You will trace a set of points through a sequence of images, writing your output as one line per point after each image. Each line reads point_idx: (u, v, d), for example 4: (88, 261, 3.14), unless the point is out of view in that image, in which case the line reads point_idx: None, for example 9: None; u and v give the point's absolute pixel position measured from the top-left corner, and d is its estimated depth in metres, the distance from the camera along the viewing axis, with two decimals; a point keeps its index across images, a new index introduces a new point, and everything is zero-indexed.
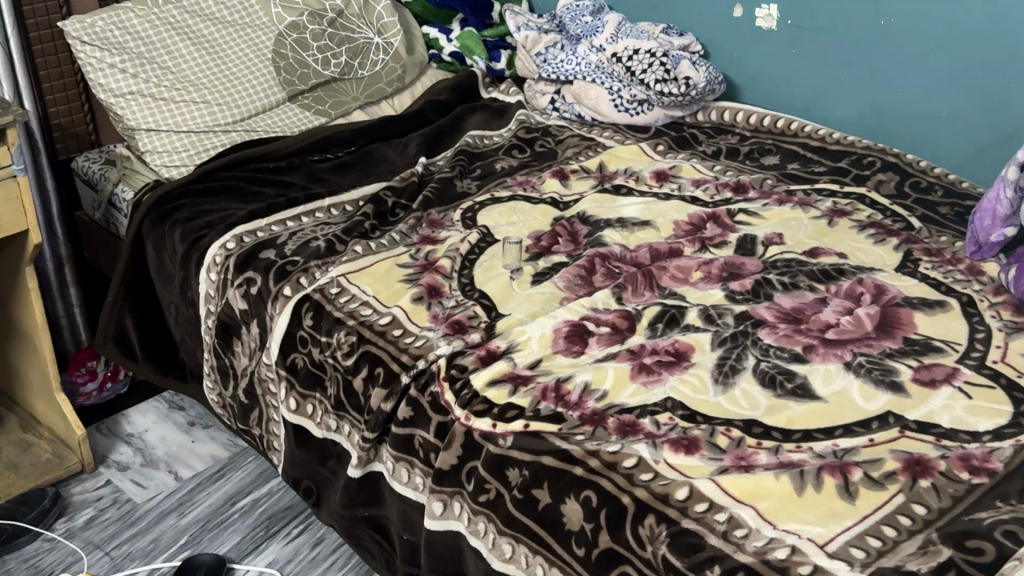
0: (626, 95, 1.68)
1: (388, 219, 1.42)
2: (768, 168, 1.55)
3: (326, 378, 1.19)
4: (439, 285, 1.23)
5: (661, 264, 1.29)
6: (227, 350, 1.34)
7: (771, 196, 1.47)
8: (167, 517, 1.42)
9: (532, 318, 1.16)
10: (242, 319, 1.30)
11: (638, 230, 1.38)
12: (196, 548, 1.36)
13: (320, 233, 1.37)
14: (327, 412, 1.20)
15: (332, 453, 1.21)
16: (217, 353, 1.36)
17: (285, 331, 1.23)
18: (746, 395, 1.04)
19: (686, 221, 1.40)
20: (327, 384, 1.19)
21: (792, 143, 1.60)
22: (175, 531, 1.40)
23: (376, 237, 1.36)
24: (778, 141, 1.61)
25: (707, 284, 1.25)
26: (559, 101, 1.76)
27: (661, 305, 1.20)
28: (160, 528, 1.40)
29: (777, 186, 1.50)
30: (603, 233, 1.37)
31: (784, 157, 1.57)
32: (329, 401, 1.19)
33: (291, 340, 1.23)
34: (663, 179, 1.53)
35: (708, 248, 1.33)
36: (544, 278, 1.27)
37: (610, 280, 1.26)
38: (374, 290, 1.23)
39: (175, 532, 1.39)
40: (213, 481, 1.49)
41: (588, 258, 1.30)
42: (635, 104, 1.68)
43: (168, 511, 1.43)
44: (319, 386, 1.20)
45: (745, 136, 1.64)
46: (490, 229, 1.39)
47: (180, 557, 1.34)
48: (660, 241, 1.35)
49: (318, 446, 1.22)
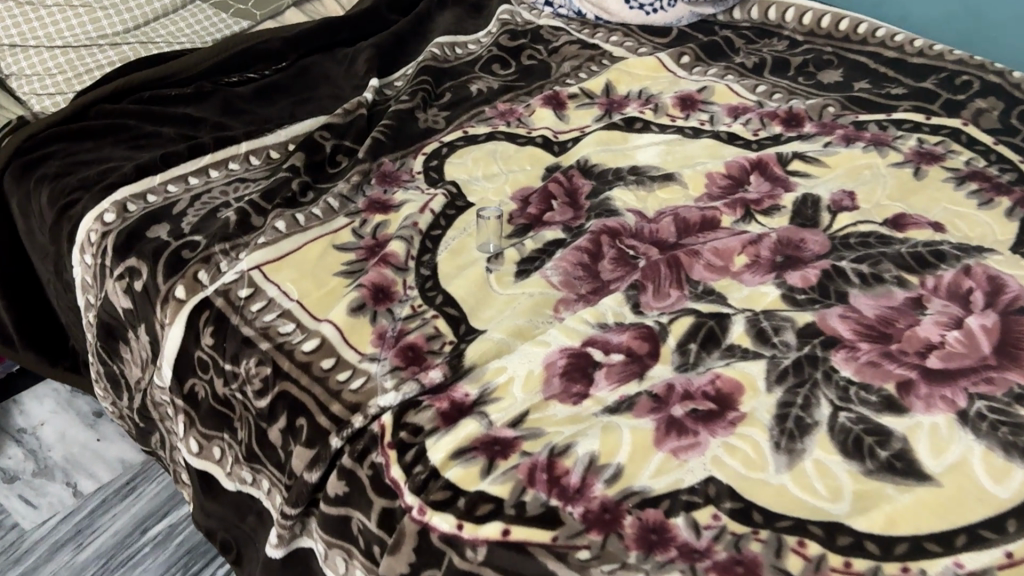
0: None
1: (325, 177, 1.09)
2: (828, 88, 1.20)
3: (236, 420, 0.90)
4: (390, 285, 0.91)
5: (691, 246, 0.96)
6: (114, 357, 1.05)
7: (834, 130, 1.13)
8: (61, 550, 1.16)
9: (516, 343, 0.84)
10: (127, 321, 1.00)
11: (658, 186, 1.05)
12: None
13: (231, 195, 1.05)
14: (239, 462, 0.90)
15: (253, 510, 0.91)
16: (102, 359, 1.06)
17: (179, 347, 0.93)
18: (823, 472, 0.72)
19: (721, 177, 1.06)
20: (236, 426, 0.90)
21: (859, 53, 1.24)
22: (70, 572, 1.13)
23: (305, 206, 1.03)
24: (839, 50, 1.25)
25: (756, 278, 0.92)
26: None
27: (695, 314, 0.87)
28: (51, 567, 1.14)
29: (842, 116, 1.15)
30: (611, 192, 1.04)
31: (848, 72, 1.22)
32: (240, 449, 0.89)
33: (188, 361, 0.93)
34: (691, 107, 1.18)
35: (754, 217, 1.00)
36: (532, 271, 0.94)
37: (624, 274, 0.93)
38: (300, 293, 0.91)
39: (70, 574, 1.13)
40: (119, 500, 1.23)
41: (592, 238, 0.96)
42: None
43: (63, 543, 1.18)
44: (227, 428, 0.91)
45: (795, 42, 1.29)
46: (458, 184, 1.06)
47: None
48: (685, 206, 1.02)
49: (233, 500, 0.93)
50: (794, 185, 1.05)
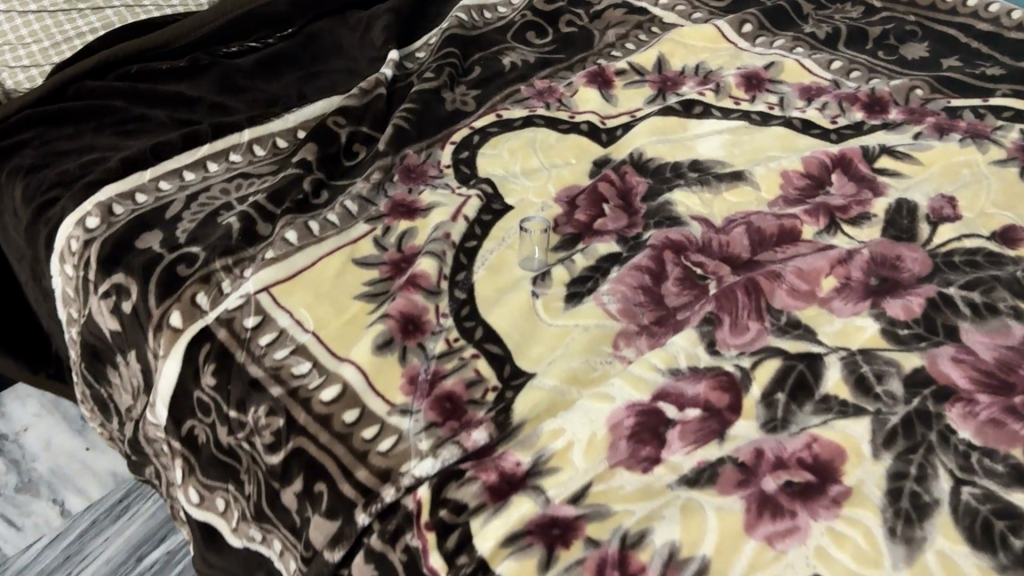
0: None
1: (338, 174, 1.05)
2: (912, 65, 1.15)
3: (243, 473, 0.84)
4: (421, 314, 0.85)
5: (770, 268, 0.87)
6: (101, 380, 1.01)
7: (922, 118, 1.05)
8: None
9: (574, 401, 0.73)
10: (115, 345, 0.96)
11: (726, 189, 0.99)
12: None
13: (233, 194, 1.00)
14: (247, 520, 0.83)
15: (261, 568, 0.84)
16: (89, 382, 1.03)
17: (177, 384, 0.87)
18: (950, 570, 0.60)
19: (798, 187, 0.98)
20: (243, 478, 0.83)
21: (942, 26, 1.20)
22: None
23: (319, 209, 0.99)
24: (919, 20, 1.22)
25: (849, 307, 0.82)
26: None
27: (782, 358, 0.76)
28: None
29: (929, 101, 1.08)
30: (671, 194, 0.99)
31: (932, 47, 1.17)
32: (248, 505, 0.83)
33: (185, 402, 0.87)
34: (756, 87, 1.12)
35: (839, 228, 0.92)
36: (584, 295, 0.87)
37: (693, 303, 0.85)
38: (315, 324, 0.85)
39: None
40: (111, 522, 1.23)
41: (653, 256, 0.90)
42: None
43: (53, 570, 1.18)
44: (232, 479, 0.85)
45: (871, 9, 1.26)
46: (494, 182, 1.02)
47: None
48: (755, 213, 0.96)
49: (238, 557, 0.86)
50: (884, 188, 0.96)
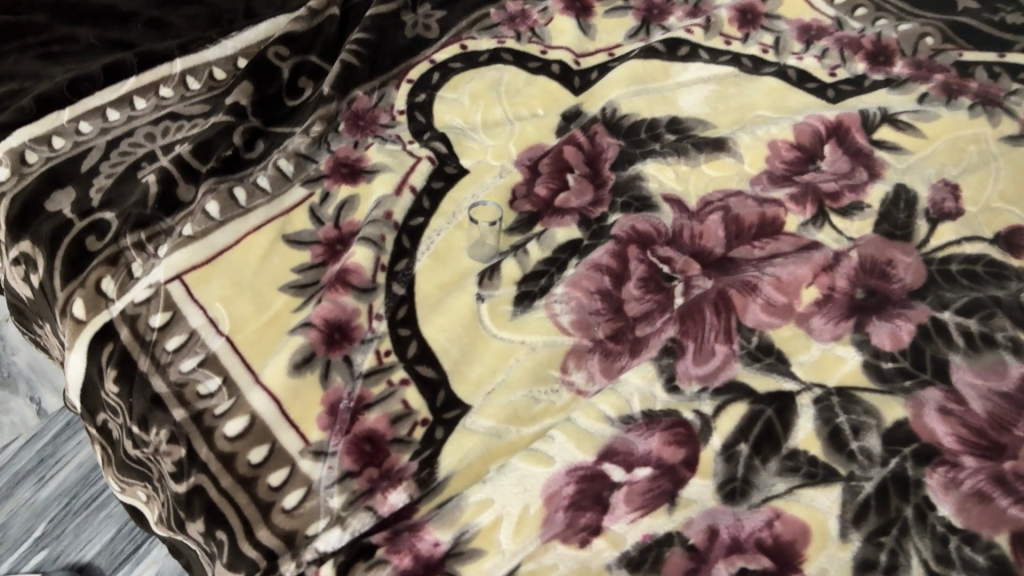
0: None
1: (275, 119, 0.94)
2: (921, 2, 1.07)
3: (156, 480, 0.78)
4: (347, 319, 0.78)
5: (746, 275, 0.81)
6: (28, 329, 0.96)
7: (928, 72, 0.98)
8: (24, 483, 1.20)
9: (509, 449, 0.70)
10: (32, 309, 0.89)
11: (706, 162, 0.90)
12: (54, 547, 1.14)
13: (159, 140, 0.90)
14: (166, 525, 0.79)
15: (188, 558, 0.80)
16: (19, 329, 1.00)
17: (85, 378, 0.80)
18: None
19: (784, 166, 0.90)
20: (156, 486, 0.78)
21: None
22: (31, 513, 1.17)
23: (250, 167, 0.89)
24: None
25: (829, 328, 0.78)
26: None
27: (749, 401, 0.73)
28: (12, 505, 1.18)
29: (938, 51, 1.00)
30: (644, 165, 0.90)
31: None
32: (165, 512, 0.78)
33: (95, 396, 0.80)
34: (750, 24, 1.04)
35: (827, 220, 0.85)
36: (536, 297, 0.80)
37: (654, 314, 0.79)
38: (231, 328, 0.78)
39: (32, 514, 1.17)
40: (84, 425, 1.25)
41: (616, 252, 0.83)
42: None
43: (27, 473, 1.21)
44: (146, 480, 0.80)
45: None
46: (449, 139, 0.93)
47: (34, 563, 1.13)
48: (734, 200, 0.87)
49: (169, 543, 0.83)
50: (878, 170, 0.89)
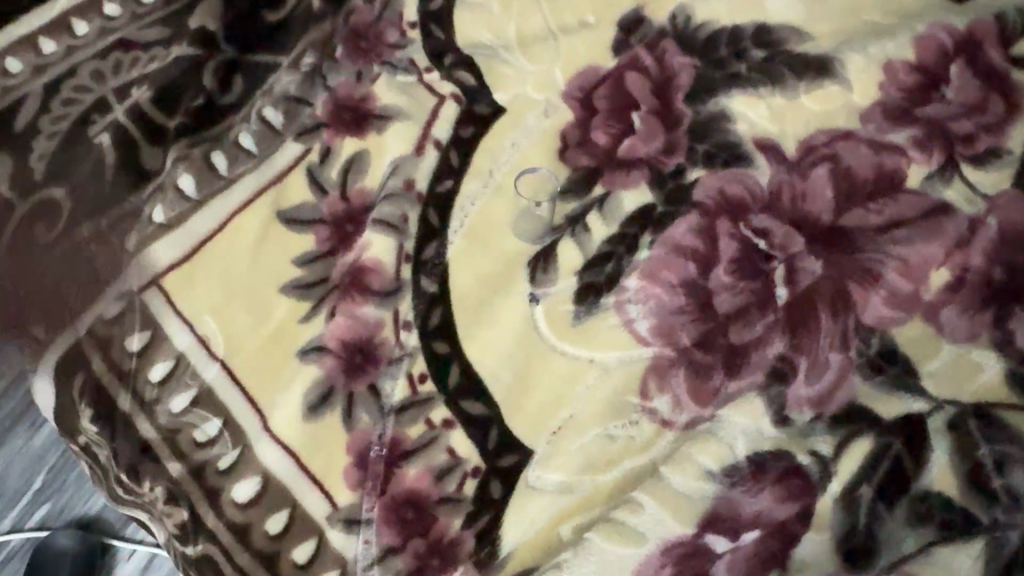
0: None
1: (253, 41, 0.72)
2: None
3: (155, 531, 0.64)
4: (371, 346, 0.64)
5: (864, 258, 0.66)
6: None
7: None
8: None
9: (588, 507, 0.59)
10: None
11: (806, 92, 0.72)
12: (54, 500, 0.93)
13: (110, 80, 0.69)
14: None
15: None
16: None
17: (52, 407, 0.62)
18: None
19: (902, 94, 0.72)
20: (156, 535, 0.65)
21: None
22: (28, 461, 0.94)
23: (229, 118, 0.69)
24: None
25: (963, 325, 0.65)
26: None
27: (875, 433, 0.61)
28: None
29: None
30: (728, 96, 0.72)
31: None
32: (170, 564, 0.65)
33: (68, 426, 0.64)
34: None
35: (958, 172, 0.69)
36: (603, 292, 0.66)
37: (750, 311, 0.65)
38: (226, 349, 0.63)
39: (28, 461, 0.94)
40: None
41: (701, 230, 0.67)
42: None
43: None
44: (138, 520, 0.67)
45: None
46: (477, 65, 0.73)
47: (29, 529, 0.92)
48: (842, 145, 0.70)
49: None
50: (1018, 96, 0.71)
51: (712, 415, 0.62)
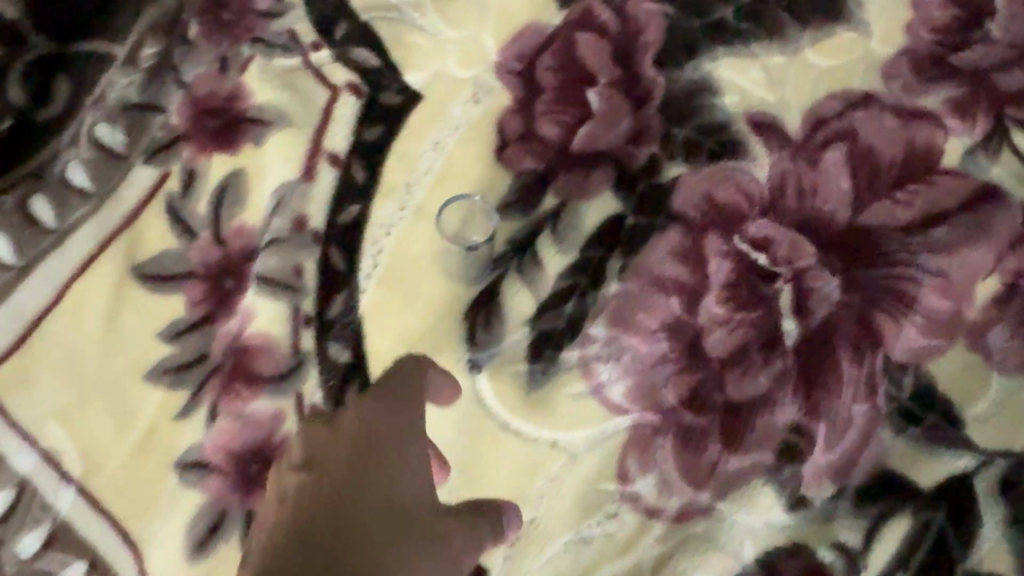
0: None
1: (77, 22, 0.53)
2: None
3: None
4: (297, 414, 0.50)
5: (894, 273, 0.52)
6: None
7: None
8: None
9: None
10: None
11: (811, 44, 0.55)
12: None
13: None
14: None
15: None
16: None
17: None
18: None
19: (933, 38, 0.55)
20: None
21: None
22: None
23: (50, 142, 0.52)
24: None
25: (1015, 350, 0.51)
26: None
27: (912, 510, 0.49)
28: None
29: None
30: (711, 58, 0.55)
31: None
32: None
33: None
34: None
35: (1006, 143, 0.54)
36: (563, 346, 0.51)
37: (752, 353, 0.51)
38: (84, 466, 0.48)
39: None
40: None
41: (686, 252, 0.52)
42: None
43: None
44: None
45: None
46: (379, 33, 0.55)
47: None
48: (861, 115, 0.54)
49: None
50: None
51: (708, 507, 0.49)
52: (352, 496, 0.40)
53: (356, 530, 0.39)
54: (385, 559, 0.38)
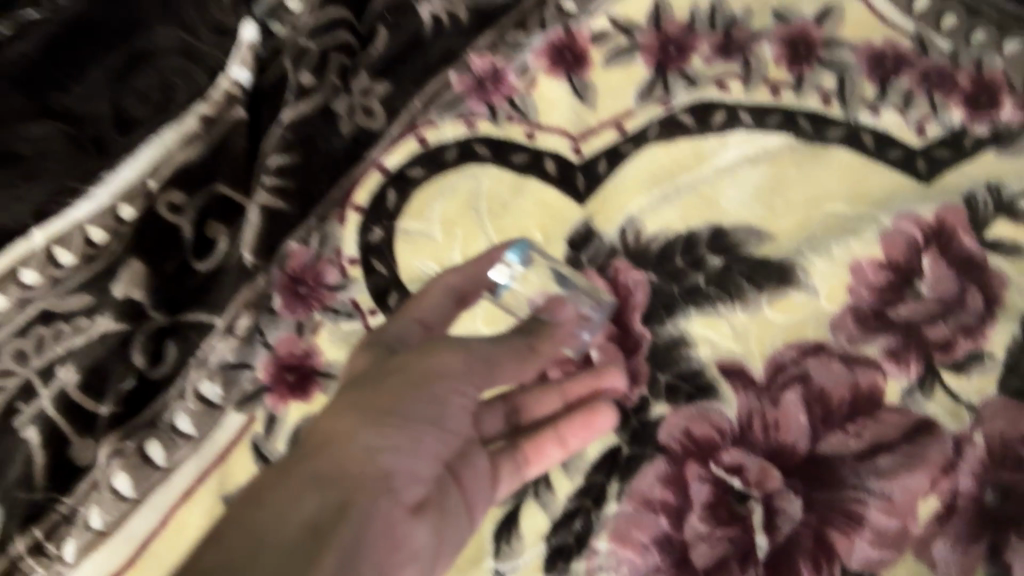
0: None
1: (186, 299, 0.69)
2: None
3: None
4: (603, 415, 0.63)
5: (848, 493, 0.62)
6: None
7: None
8: None
9: None
10: None
11: (769, 303, 0.68)
12: None
13: (33, 361, 0.66)
14: None
15: None
16: None
17: None
18: None
19: (873, 296, 0.68)
20: None
21: None
22: None
23: (161, 394, 0.67)
24: None
25: (956, 560, 0.59)
26: None
27: None
28: None
29: None
30: (687, 315, 0.68)
31: None
32: None
33: None
34: (804, 58, 0.75)
35: (937, 381, 0.65)
36: (573, 555, 0.63)
37: (731, 564, 0.61)
38: None
39: None
40: None
41: (670, 477, 0.64)
42: None
43: None
44: None
45: None
46: None
47: None
48: (812, 361, 0.66)
49: None
50: (997, 290, 0.67)
51: None
52: (336, 415, 0.54)
53: (341, 432, 0.52)
54: (348, 446, 0.52)
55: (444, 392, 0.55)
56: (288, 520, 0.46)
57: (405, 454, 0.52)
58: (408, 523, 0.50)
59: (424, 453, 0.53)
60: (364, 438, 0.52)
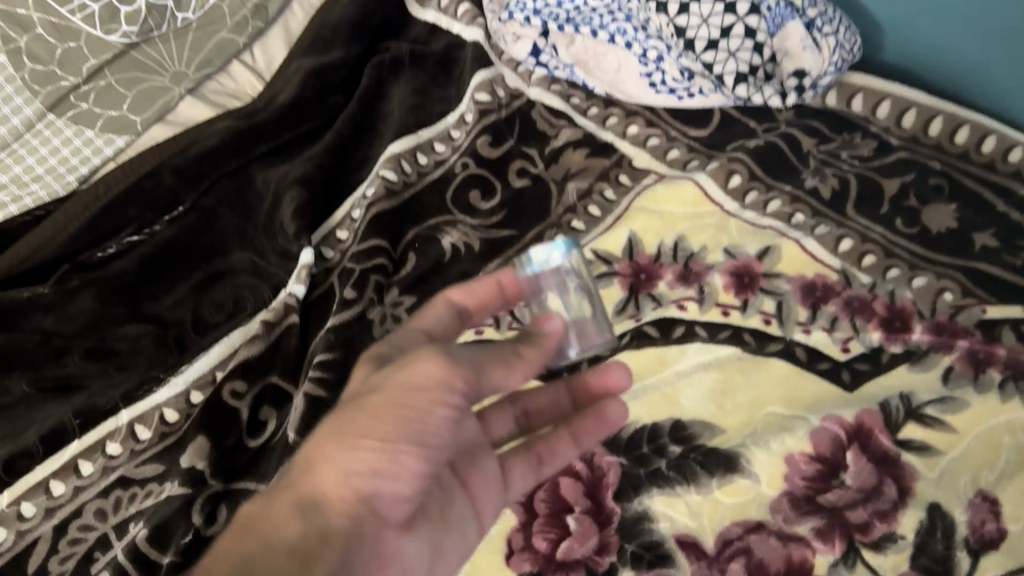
0: (673, 67, 1.08)
1: (236, 471, 0.84)
2: (938, 247, 0.95)
3: None
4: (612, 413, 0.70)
5: None
6: None
7: (950, 341, 0.87)
8: None
9: None
10: None
11: (718, 486, 0.81)
12: None
13: (111, 518, 0.81)
14: None
15: None
16: None
17: None
18: None
19: (806, 483, 0.80)
20: None
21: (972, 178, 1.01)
22: None
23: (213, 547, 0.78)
24: (946, 167, 1.02)
25: None
26: (547, 51, 1.15)
27: None
28: None
29: (961, 310, 0.90)
30: (650, 496, 0.81)
31: (962, 207, 0.98)
32: None
33: None
34: (749, 287, 0.94)
35: (859, 557, 0.75)
36: None
37: None
38: None
39: None
40: None
41: None
42: (686, 79, 1.08)
43: None
44: None
45: (887, 145, 1.05)
46: None
47: None
48: (754, 536, 0.77)
49: None
50: (909, 482, 0.78)
51: None
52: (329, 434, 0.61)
53: (331, 449, 0.60)
54: (335, 459, 0.60)
55: (428, 404, 0.61)
56: (283, 534, 0.55)
57: (384, 476, 0.60)
58: (402, 540, 0.60)
59: (407, 476, 0.61)
60: (342, 457, 0.60)
